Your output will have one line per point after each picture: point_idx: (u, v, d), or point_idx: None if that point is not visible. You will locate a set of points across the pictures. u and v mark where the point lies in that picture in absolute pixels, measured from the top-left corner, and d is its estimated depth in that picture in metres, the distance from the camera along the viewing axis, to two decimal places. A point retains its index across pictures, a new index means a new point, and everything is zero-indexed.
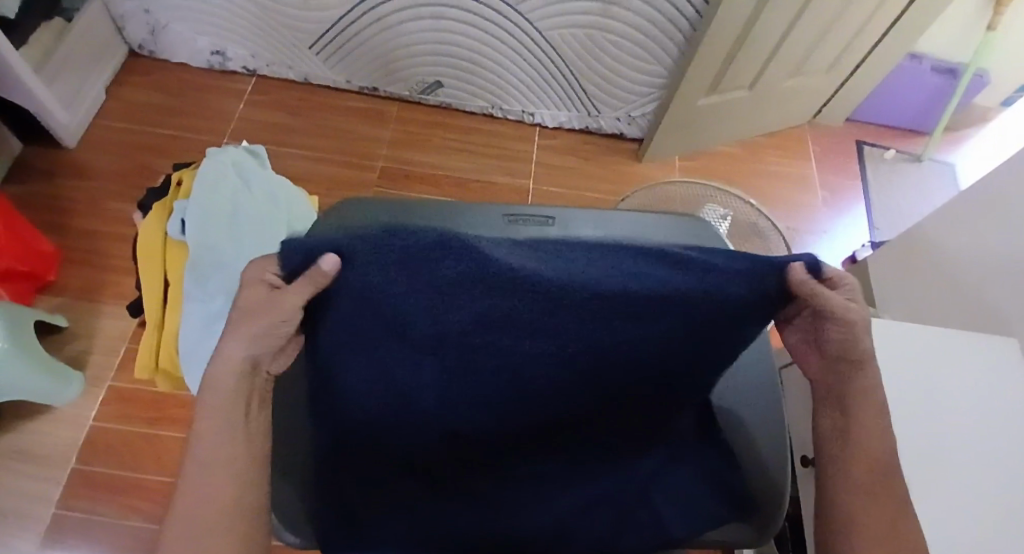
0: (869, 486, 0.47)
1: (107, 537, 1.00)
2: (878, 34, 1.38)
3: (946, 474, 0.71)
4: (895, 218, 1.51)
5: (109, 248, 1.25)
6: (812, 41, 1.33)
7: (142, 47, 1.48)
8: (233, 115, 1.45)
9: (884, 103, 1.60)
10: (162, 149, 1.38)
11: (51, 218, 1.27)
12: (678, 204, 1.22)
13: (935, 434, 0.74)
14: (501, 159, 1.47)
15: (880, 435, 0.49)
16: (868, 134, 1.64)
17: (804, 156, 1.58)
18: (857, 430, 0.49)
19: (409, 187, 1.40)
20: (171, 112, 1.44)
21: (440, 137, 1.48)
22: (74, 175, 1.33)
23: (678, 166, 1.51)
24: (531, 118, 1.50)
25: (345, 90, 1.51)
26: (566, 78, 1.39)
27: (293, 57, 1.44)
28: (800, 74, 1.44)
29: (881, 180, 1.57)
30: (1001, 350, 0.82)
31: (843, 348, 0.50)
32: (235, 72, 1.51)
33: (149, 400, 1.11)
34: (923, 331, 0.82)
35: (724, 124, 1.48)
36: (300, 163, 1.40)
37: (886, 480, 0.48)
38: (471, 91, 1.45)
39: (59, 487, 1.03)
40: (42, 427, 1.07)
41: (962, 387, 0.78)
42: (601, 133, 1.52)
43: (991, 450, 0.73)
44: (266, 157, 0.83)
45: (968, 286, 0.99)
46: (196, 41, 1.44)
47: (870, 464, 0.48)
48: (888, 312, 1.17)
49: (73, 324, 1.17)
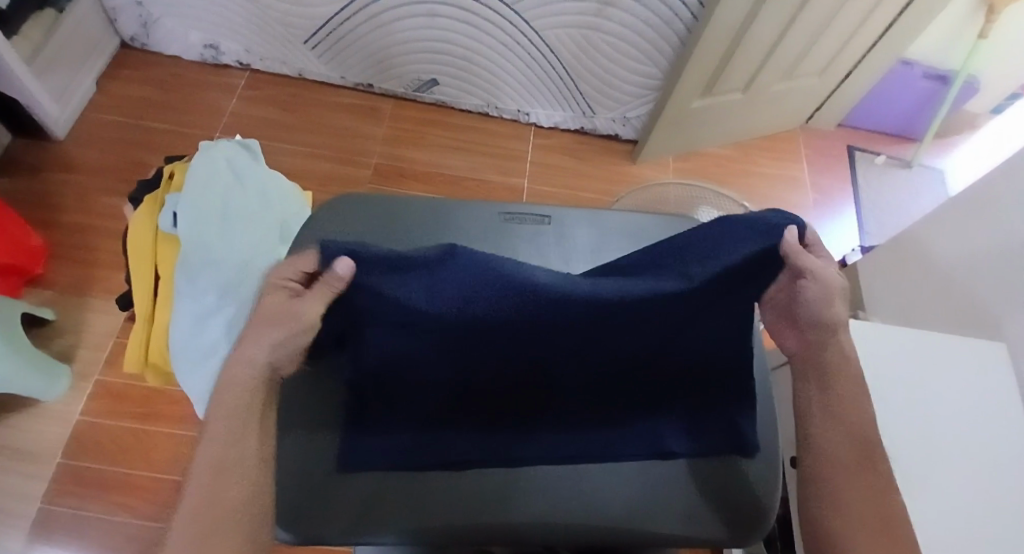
0: (849, 457, 0.51)
1: (94, 534, 0.99)
2: (870, 40, 1.39)
3: (934, 475, 0.72)
4: (885, 222, 1.53)
5: (99, 242, 1.24)
6: (806, 46, 1.34)
7: (133, 39, 1.47)
8: (226, 110, 1.44)
9: (875, 108, 1.61)
10: (154, 143, 1.37)
11: (40, 211, 1.26)
12: (672, 205, 1.23)
13: (923, 435, 0.75)
14: (496, 158, 1.47)
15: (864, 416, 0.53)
16: (858, 138, 1.66)
17: (796, 160, 1.59)
18: (831, 407, 0.53)
19: (403, 185, 1.40)
20: (163, 105, 1.42)
21: (434, 134, 1.48)
22: (63, 168, 1.31)
23: (672, 168, 1.52)
24: (525, 118, 1.50)
25: (339, 86, 1.51)
26: (561, 78, 1.39)
27: (288, 53, 1.44)
28: (793, 78, 1.45)
29: (872, 184, 1.59)
30: (988, 353, 0.83)
31: (818, 304, 0.51)
32: (229, 66, 1.49)
33: (138, 395, 1.10)
34: (913, 334, 0.83)
35: (718, 126, 1.49)
36: (294, 159, 1.39)
37: (866, 448, 0.52)
38: (467, 89, 1.45)
39: (46, 483, 1.02)
40: (29, 422, 1.06)
41: (950, 389, 0.79)
42: (596, 133, 1.53)
43: (977, 450, 0.74)
44: (259, 152, 0.83)
45: (956, 290, 1.00)
46: (189, 34, 1.43)
47: (856, 444, 0.52)
48: (878, 315, 1.18)
49: (61, 318, 1.16)
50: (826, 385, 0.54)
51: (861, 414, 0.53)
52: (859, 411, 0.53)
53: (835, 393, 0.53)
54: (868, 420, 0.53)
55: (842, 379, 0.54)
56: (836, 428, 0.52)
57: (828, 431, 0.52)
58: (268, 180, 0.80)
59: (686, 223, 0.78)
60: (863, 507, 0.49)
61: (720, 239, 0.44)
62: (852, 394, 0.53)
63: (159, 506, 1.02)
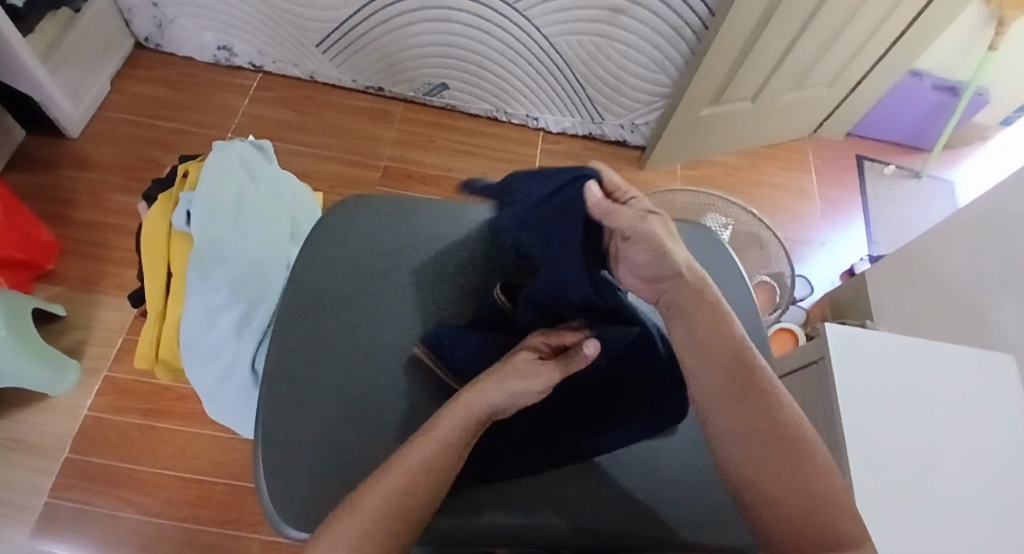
0: (734, 383, 0.49)
1: (99, 529, 1.00)
2: (880, 50, 1.39)
3: (941, 486, 0.71)
4: (892, 232, 1.52)
5: (110, 239, 1.25)
6: (816, 55, 1.34)
7: (148, 39, 1.48)
8: (238, 110, 1.45)
9: (884, 118, 1.61)
10: (166, 142, 1.38)
11: (52, 207, 1.27)
12: (680, 211, 1.23)
13: (929, 446, 0.74)
14: (504, 162, 1.47)
15: (722, 336, 0.52)
16: (867, 148, 1.66)
17: (804, 168, 1.59)
18: (693, 342, 0.52)
19: (412, 187, 1.40)
20: (176, 105, 1.44)
21: (444, 138, 1.48)
22: (76, 165, 1.33)
23: (680, 175, 1.52)
24: (534, 123, 1.51)
25: (350, 89, 1.52)
26: (571, 84, 1.40)
27: (300, 55, 1.45)
28: (802, 88, 1.45)
29: (880, 194, 1.58)
30: (997, 364, 0.83)
31: (651, 254, 0.51)
32: (241, 68, 1.51)
33: (145, 392, 1.11)
34: (921, 345, 0.83)
35: (727, 134, 1.49)
36: (304, 160, 1.40)
37: (740, 368, 0.50)
38: (476, 94, 1.46)
39: (52, 478, 1.02)
40: (37, 416, 1.07)
41: (958, 400, 0.79)
42: (605, 139, 1.53)
43: (984, 462, 0.74)
44: (272, 152, 0.84)
45: (965, 302, 1.00)
46: (203, 35, 1.45)
47: (735, 376, 0.50)
48: (885, 325, 1.18)
49: (70, 313, 1.17)
50: (686, 321, 0.52)
51: (728, 334, 0.52)
52: (725, 331, 0.52)
53: (695, 324, 0.52)
54: (733, 339, 0.51)
55: (696, 304, 0.52)
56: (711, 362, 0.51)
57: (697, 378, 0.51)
58: (279, 180, 0.81)
59: (694, 230, 0.78)
60: (759, 453, 0.46)
61: (563, 208, 0.52)
62: (713, 317, 0.52)
63: (164, 502, 1.02)
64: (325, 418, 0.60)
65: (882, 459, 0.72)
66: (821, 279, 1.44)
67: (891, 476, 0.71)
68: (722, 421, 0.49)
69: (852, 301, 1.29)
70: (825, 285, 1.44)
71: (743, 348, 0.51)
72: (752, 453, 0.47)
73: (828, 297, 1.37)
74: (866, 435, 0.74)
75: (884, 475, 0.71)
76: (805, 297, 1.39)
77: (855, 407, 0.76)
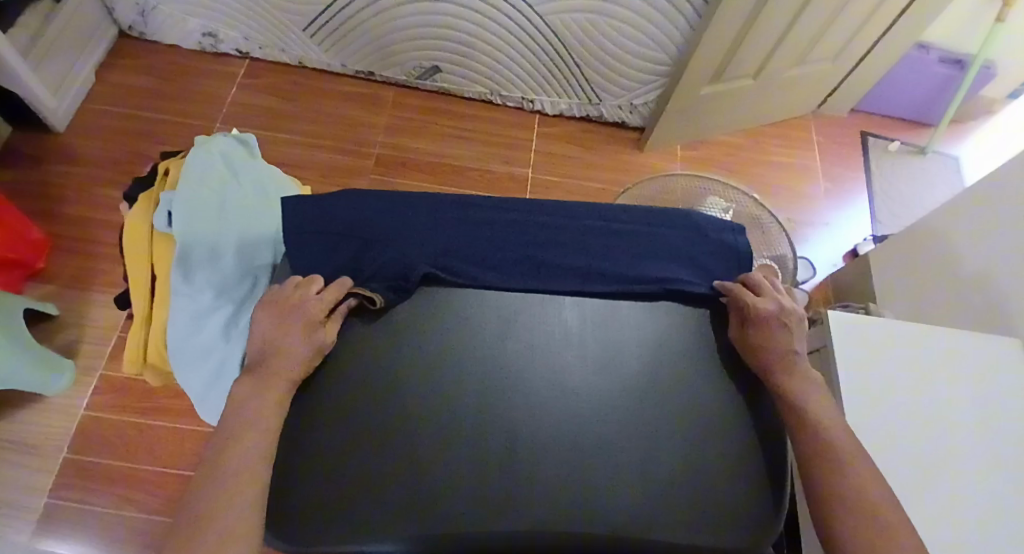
0: (822, 472, 0.51)
1: (100, 527, 1.00)
2: (884, 24, 1.35)
3: (948, 476, 0.70)
4: (897, 210, 1.49)
5: (100, 236, 1.23)
6: (817, 31, 1.30)
7: (131, 28, 1.45)
8: (226, 98, 1.42)
9: (888, 93, 1.57)
10: (156, 134, 1.36)
11: (41, 203, 1.25)
12: (680, 196, 1.20)
13: (935, 434, 0.72)
14: (499, 147, 1.44)
15: (847, 462, 0.51)
16: (872, 124, 1.62)
17: (806, 146, 1.56)
18: (784, 408, 0.57)
19: (405, 175, 1.38)
20: (162, 95, 1.41)
21: (437, 123, 1.45)
22: (64, 160, 1.30)
23: (680, 156, 1.49)
24: (530, 105, 1.47)
25: (341, 74, 1.48)
26: (567, 65, 1.36)
27: (287, 40, 1.41)
28: (804, 64, 1.41)
29: (885, 171, 1.55)
30: (1002, 350, 0.81)
31: (765, 330, 0.60)
32: (228, 54, 1.47)
33: (141, 389, 1.10)
34: (931, 335, 0.80)
35: (726, 114, 1.45)
36: (295, 149, 1.38)
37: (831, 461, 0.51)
38: (470, 77, 1.42)
39: (52, 477, 1.02)
40: (33, 417, 1.06)
41: (966, 388, 0.76)
42: (602, 121, 1.49)
43: (994, 454, 0.72)
44: (256, 146, 0.82)
45: (973, 287, 0.97)
46: (187, 22, 1.41)
47: (849, 477, 0.50)
48: (889, 307, 1.15)
49: (63, 312, 1.15)
50: (783, 397, 0.57)
51: (823, 412, 0.55)
52: (807, 409, 0.55)
53: (790, 400, 0.56)
54: (832, 446, 0.52)
55: (790, 386, 0.57)
56: (801, 423, 0.54)
57: (844, 476, 0.50)
58: (265, 177, 0.79)
59: (682, 217, 0.72)
60: (871, 537, 0.46)
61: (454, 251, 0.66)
62: (802, 384, 0.57)
63: (162, 499, 1.02)
64: (331, 415, 0.55)
65: (887, 444, 0.71)
66: (823, 261, 1.42)
67: (899, 469, 0.69)
68: (806, 474, 0.52)
69: (854, 284, 1.28)
70: (828, 267, 1.41)
71: (845, 431, 0.54)
72: (834, 503, 0.49)
73: (830, 280, 1.35)
74: (871, 421, 0.72)
75: (894, 465, 0.69)
76: (807, 280, 1.36)
77: (857, 393, 0.74)
